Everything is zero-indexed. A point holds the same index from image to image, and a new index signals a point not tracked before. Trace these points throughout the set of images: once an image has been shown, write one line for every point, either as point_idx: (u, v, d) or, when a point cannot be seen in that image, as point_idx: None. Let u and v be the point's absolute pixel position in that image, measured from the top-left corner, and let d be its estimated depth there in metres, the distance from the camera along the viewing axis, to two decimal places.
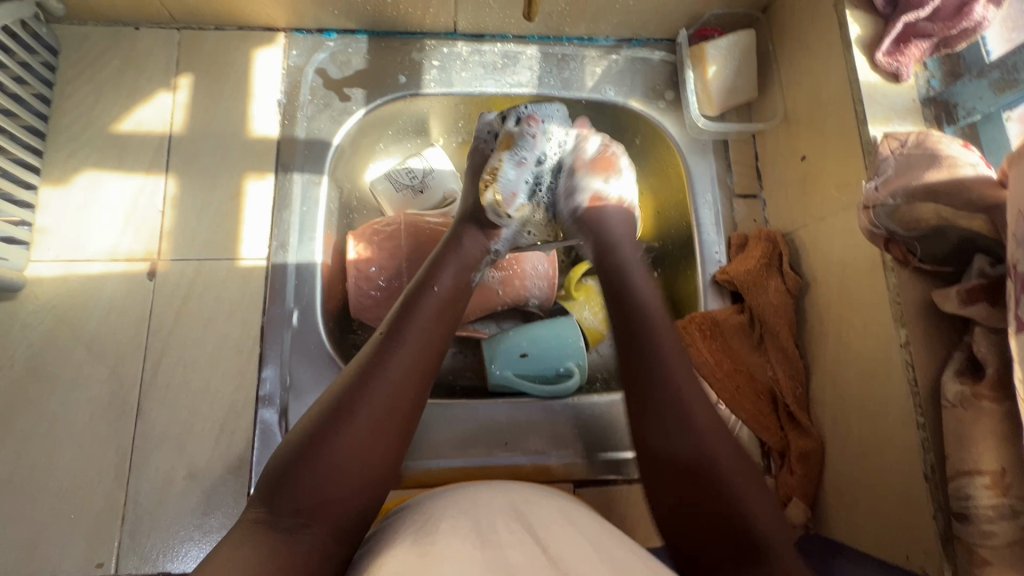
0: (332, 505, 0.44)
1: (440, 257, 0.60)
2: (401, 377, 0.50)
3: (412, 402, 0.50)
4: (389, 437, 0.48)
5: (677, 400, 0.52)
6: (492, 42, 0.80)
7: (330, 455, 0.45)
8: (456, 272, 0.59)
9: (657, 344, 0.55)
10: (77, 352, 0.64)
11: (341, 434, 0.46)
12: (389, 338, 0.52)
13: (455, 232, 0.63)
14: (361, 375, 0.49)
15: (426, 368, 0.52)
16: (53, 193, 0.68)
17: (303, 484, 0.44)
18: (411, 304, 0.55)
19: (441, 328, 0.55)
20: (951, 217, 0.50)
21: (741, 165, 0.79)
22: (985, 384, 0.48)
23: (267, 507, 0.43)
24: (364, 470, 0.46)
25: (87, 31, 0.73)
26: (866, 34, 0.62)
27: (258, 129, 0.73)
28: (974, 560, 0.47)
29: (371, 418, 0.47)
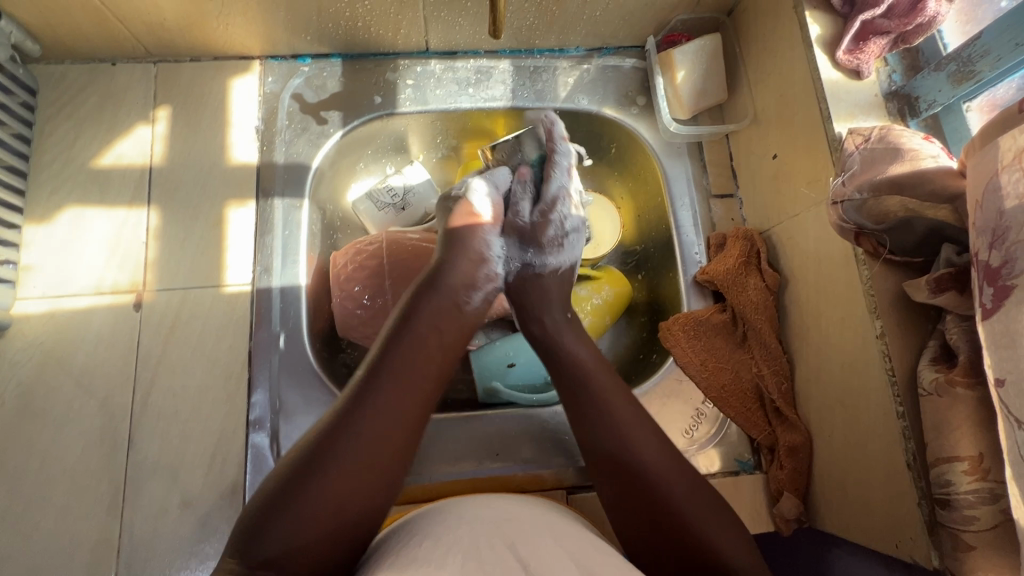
0: (304, 550, 0.44)
1: (416, 295, 0.58)
2: (383, 419, 0.49)
3: (397, 442, 0.50)
4: (369, 481, 0.47)
5: (617, 431, 0.55)
6: (464, 59, 0.81)
7: (302, 504, 0.45)
8: (439, 305, 0.58)
9: (596, 389, 0.58)
10: (67, 387, 0.65)
11: (317, 481, 0.46)
12: (368, 380, 0.51)
13: (437, 263, 0.61)
14: (341, 419, 0.49)
15: (407, 406, 0.51)
16: (37, 231, 0.69)
17: (273, 535, 0.44)
18: (392, 344, 0.54)
19: (423, 361, 0.54)
20: (917, 209, 0.51)
21: (716, 165, 0.80)
22: (958, 370, 0.48)
23: (240, 556, 0.44)
24: (341, 515, 0.46)
25: (64, 70, 0.74)
26: (826, 33, 0.63)
27: (238, 156, 0.74)
28: (959, 546, 0.47)
29: (345, 463, 0.47)
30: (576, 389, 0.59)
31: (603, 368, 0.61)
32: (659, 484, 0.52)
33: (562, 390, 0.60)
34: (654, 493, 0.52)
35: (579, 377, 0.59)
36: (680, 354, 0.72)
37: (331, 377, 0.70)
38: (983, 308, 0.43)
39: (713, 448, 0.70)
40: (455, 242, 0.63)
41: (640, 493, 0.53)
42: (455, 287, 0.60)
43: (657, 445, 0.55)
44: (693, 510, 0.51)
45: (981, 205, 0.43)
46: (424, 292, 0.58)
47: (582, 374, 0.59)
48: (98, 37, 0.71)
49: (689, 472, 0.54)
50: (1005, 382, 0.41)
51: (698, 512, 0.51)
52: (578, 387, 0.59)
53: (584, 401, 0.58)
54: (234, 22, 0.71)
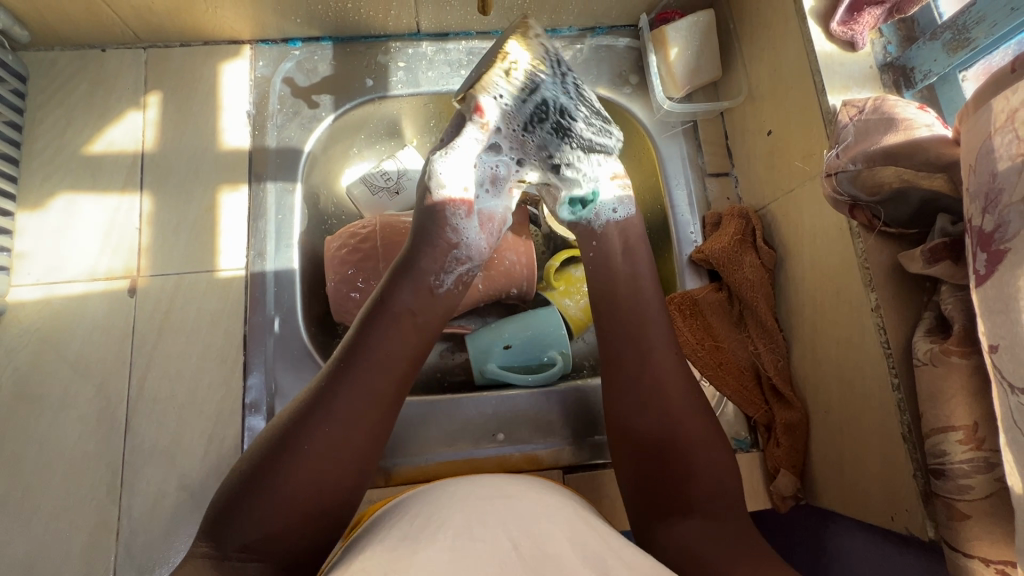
0: (278, 534, 0.46)
1: (393, 279, 0.56)
2: (355, 402, 0.50)
3: (373, 424, 0.51)
4: (343, 466, 0.49)
5: (660, 391, 0.59)
6: (456, 40, 0.80)
7: (275, 492, 0.46)
8: (415, 288, 0.56)
9: (654, 361, 0.61)
10: (63, 371, 0.65)
11: (294, 468, 0.47)
12: (339, 367, 0.51)
13: (412, 244, 0.58)
14: (314, 405, 0.50)
15: (382, 392, 0.52)
16: (30, 218, 0.69)
17: (250, 518, 0.46)
18: (366, 327, 0.53)
19: (399, 347, 0.53)
20: (913, 179, 0.51)
21: (712, 144, 0.80)
22: (953, 340, 0.48)
23: (216, 538, 0.46)
24: (319, 500, 0.48)
25: (55, 56, 0.74)
26: (820, 5, 0.63)
27: (229, 141, 0.74)
28: (954, 515, 0.47)
29: (320, 451, 0.48)
30: (618, 361, 0.61)
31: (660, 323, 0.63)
32: (683, 442, 0.57)
33: (626, 352, 0.62)
34: (668, 444, 0.57)
35: (638, 334, 0.62)
36: (677, 333, 0.71)
37: (326, 359, 0.70)
38: (977, 276, 0.43)
39: None
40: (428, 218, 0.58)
41: (650, 440, 0.58)
42: (432, 270, 0.57)
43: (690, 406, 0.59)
44: (698, 462, 0.56)
45: (974, 170, 0.43)
46: (397, 275, 0.57)
47: (633, 321, 0.62)
48: (87, 23, 0.70)
49: (709, 432, 0.58)
50: (999, 347, 0.41)
51: (703, 467, 0.56)
52: (630, 342, 0.62)
53: (639, 358, 0.61)
54: (222, 5, 0.70)
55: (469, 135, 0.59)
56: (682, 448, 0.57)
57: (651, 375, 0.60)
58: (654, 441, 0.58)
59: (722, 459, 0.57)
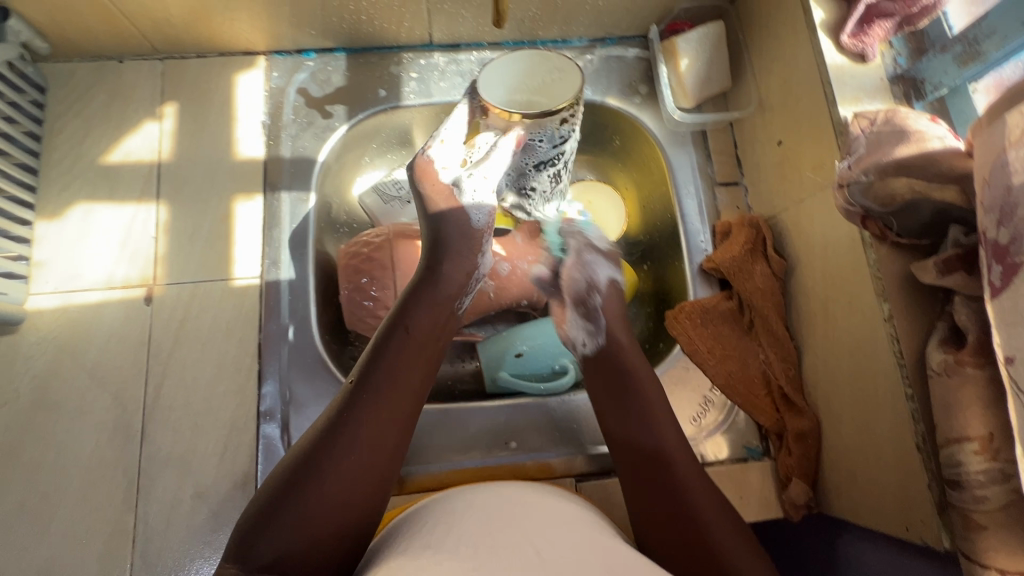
0: (304, 555, 0.45)
1: (411, 298, 0.58)
2: (376, 422, 0.50)
3: (394, 443, 0.51)
4: (366, 484, 0.49)
5: (644, 414, 0.58)
6: (468, 51, 0.81)
7: (302, 510, 0.46)
8: (433, 307, 0.58)
9: (637, 386, 0.60)
10: (80, 379, 0.66)
11: (319, 484, 0.47)
12: (357, 387, 0.52)
13: (430, 263, 0.60)
14: (336, 423, 0.50)
15: (402, 412, 0.52)
16: (48, 227, 0.70)
17: (274, 536, 0.45)
18: (383, 345, 0.55)
19: (417, 367, 0.54)
20: (924, 191, 0.51)
21: (721, 154, 0.80)
22: (967, 350, 0.48)
23: (240, 557, 0.45)
24: (342, 519, 0.47)
25: (73, 68, 0.75)
26: (830, 18, 0.63)
27: (244, 151, 0.75)
28: (970, 526, 0.47)
29: (343, 469, 0.48)
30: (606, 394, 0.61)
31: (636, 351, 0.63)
32: (672, 463, 0.55)
33: (606, 384, 0.62)
34: (661, 465, 0.55)
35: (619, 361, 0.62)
36: (686, 341, 0.72)
37: (340, 367, 0.71)
38: (992, 287, 0.43)
39: (721, 436, 0.70)
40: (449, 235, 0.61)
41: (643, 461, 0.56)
42: (450, 291, 0.60)
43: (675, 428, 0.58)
44: (694, 481, 0.54)
45: (988, 182, 0.43)
46: (415, 292, 0.59)
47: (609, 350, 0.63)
48: (106, 35, 0.71)
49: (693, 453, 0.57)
50: (1014, 359, 0.41)
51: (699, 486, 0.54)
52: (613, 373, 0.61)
53: (623, 383, 0.61)
54: (239, 17, 0.71)
55: (503, 149, 0.62)
56: (675, 467, 0.55)
57: (637, 399, 0.59)
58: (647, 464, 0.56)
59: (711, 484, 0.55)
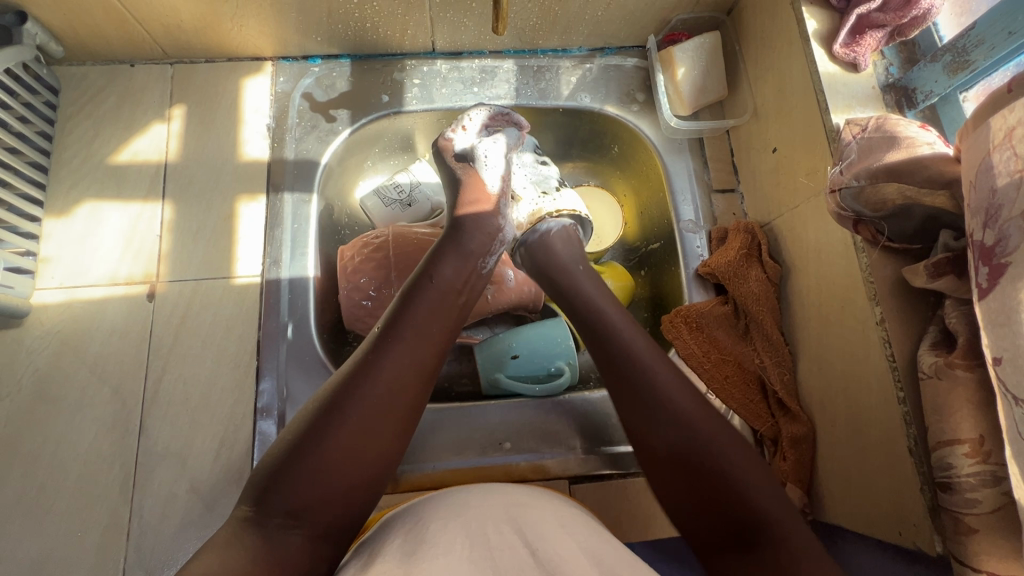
0: (323, 501, 0.47)
1: (440, 250, 0.61)
2: (404, 365, 0.52)
3: (414, 393, 0.52)
4: (388, 431, 0.50)
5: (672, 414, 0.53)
6: (469, 59, 0.83)
7: (326, 453, 0.47)
8: (455, 264, 0.60)
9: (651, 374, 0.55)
10: (81, 374, 0.66)
11: (342, 428, 0.48)
12: (386, 333, 0.54)
13: (455, 223, 0.64)
14: (364, 366, 0.51)
15: (427, 361, 0.54)
16: (56, 224, 0.71)
17: (297, 482, 0.46)
18: (410, 297, 0.57)
19: (442, 315, 0.57)
20: (915, 196, 0.51)
21: (718, 161, 0.81)
22: (957, 353, 0.48)
23: (258, 506, 0.46)
24: (363, 462, 0.48)
25: (85, 71, 0.77)
26: (823, 28, 0.65)
27: (250, 153, 0.76)
28: (962, 529, 0.47)
29: (366, 413, 0.49)
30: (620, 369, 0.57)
31: (654, 350, 0.58)
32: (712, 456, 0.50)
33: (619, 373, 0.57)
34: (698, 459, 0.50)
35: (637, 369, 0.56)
36: (683, 346, 0.72)
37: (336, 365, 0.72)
38: (979, 289, 0.44)
39: None
40: (466, 221, 0.64)
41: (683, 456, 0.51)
42: (473, 250, 0.62)
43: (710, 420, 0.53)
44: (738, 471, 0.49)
45: (974, 186, 0.44)
46: (440, 245, 0.62)
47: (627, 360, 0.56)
48: (118, 40, 0.74)
49: (736, 439, 0.52)
50: (1002, 359, 0.41)
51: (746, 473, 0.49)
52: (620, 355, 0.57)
53: (640, 387, 0.55)
54: (247, 23, 0.73)
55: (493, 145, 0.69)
56: (715, 462, 0.50)
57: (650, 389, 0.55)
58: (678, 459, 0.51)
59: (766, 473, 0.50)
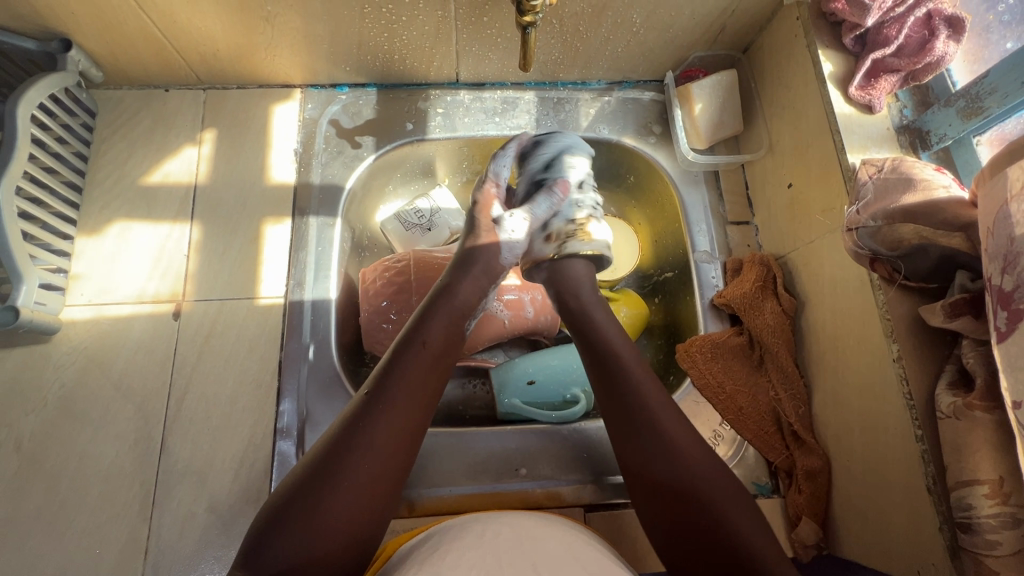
0: (314, 564, 0.47)
1: (432, 308, 0.60)
2: (392, 428, 0.52)
3: (400, 452, 0.53)
4: (376, 493, 0.51)
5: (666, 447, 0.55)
6: (492, 90, 0.86)
7: (317, 518, 0.47)
8: (444, 321, 0.59)
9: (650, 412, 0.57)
10: (106, 390, 0.68)
11: (330, 494, 0.48)
12: (373, 394, 0.54)
13: (450, 276, 0.63)
14: (349, 430, 0.52)
15: (414, 423, 0.54)
16: (88, 242, 0.73)
17: (285, 545, 0.46)
18: (398, 356, 0.56)
19: (433, 377, 0.56)
20: (931, 236, 0.53)
21: (732, 193, 0.83)
22: (975, 394, 0.49)
23: (253, 572, 0.46)
24: (352, 525, 0.49)
25: (121, 94, 0.80)
26: (838, 71, 0.67)
27: (277, 177, 0.78)
28: (983, 571, 0.47)
29: (356, 479, 0.49)
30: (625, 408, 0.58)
31: (649, 378, 0.60)
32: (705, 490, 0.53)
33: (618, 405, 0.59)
34: (687, 492, 0.54)
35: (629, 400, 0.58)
36: (698, 376, 0.73)
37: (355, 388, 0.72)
38: (998, 332, 0.45)
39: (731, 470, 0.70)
40: (458, 278, 0.62)
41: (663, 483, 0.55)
42: (462, 307, 0.61)
43: (701, 453, 0.56)
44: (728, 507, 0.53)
45: (992, 232, 0.45)
46: (433, 301, 0.61)
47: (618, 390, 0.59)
48: (156, 66, 0.76)
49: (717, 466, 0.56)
50: (1022, 404, 0.42)
51: (733, 511, 0.52)
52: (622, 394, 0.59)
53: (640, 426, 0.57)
54: (280, 53, 0.76)
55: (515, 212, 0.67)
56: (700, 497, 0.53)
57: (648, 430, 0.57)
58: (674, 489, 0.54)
59: (750, 510, 0.53)
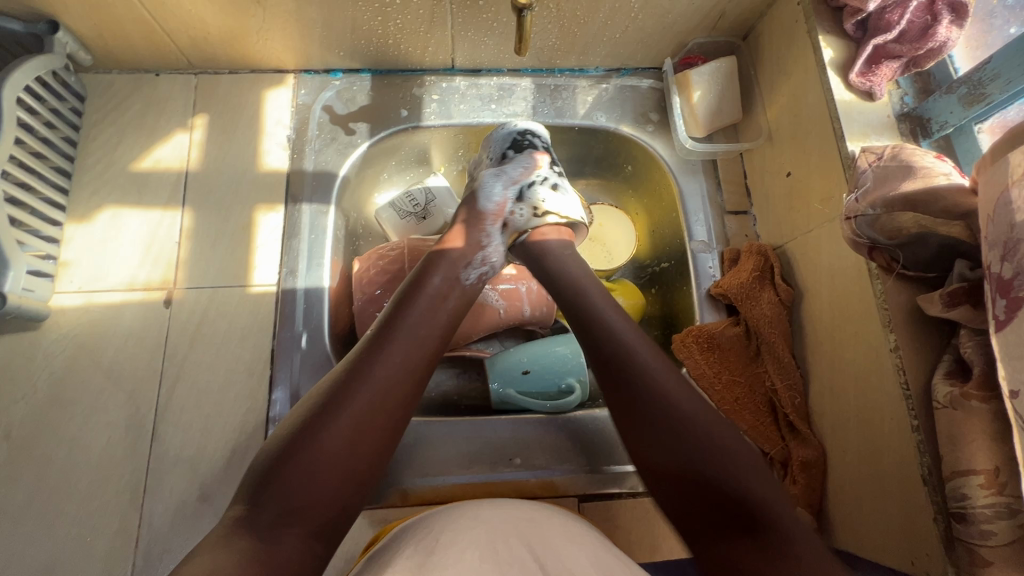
0: (315, 499, 0.46)
1: (429, 260, 0.63)
2: (397, 369, 0.53)
3: (404, 393, 0.53)
4: (378, 430, 0.51)
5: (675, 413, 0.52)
6: (488, 76, 0.84)
7: (319, 451, 0.47)
8: (443, 274, 0.62)
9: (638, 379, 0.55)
10: (97, 378, 0.67)
11: (331, 430, 0.48)
12: (380, 335, 0.55)
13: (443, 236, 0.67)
14: (354, 369, 0.52)
15: (417, 366, 0.55)
16: (77, 229, 0.72)
17: (288, 481, 0.46)
18: (403, 302, 0.58)
19: (434, 323, 0.58)
20: (931, 225, 0.52)
21: (731, 183, 0.82)
22: (972, 384, 0.49)
23: (251, 507, 0.45)
24: (352, 461, 0.49)
25: (111, 79, 0.79)
26: (839, 57, 0.66)
27: (270, 163, 0.77)
28: (976, 561, 0.47)
29: (358, 411, 0.50)
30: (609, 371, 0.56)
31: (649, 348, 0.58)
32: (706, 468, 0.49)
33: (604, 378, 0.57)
34: (692, 455, 0.50)
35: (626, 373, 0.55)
36: (694, 365, 0.73)
37: None
38: (996, 321, 0.44)
39: None
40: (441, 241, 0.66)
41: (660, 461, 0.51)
42: (456, 258, 0.64)
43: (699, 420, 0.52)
44: (747, 476, 0.48)
45: (993, 219, 0.45)
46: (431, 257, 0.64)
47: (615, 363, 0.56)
48: (146, 50, 0.75)
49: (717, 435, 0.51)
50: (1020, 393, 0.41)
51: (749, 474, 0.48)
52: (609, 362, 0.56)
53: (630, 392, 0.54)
54: (272, 36, 0.74)
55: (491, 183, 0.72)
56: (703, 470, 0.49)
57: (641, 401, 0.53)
58: (676, 465, 0.50)
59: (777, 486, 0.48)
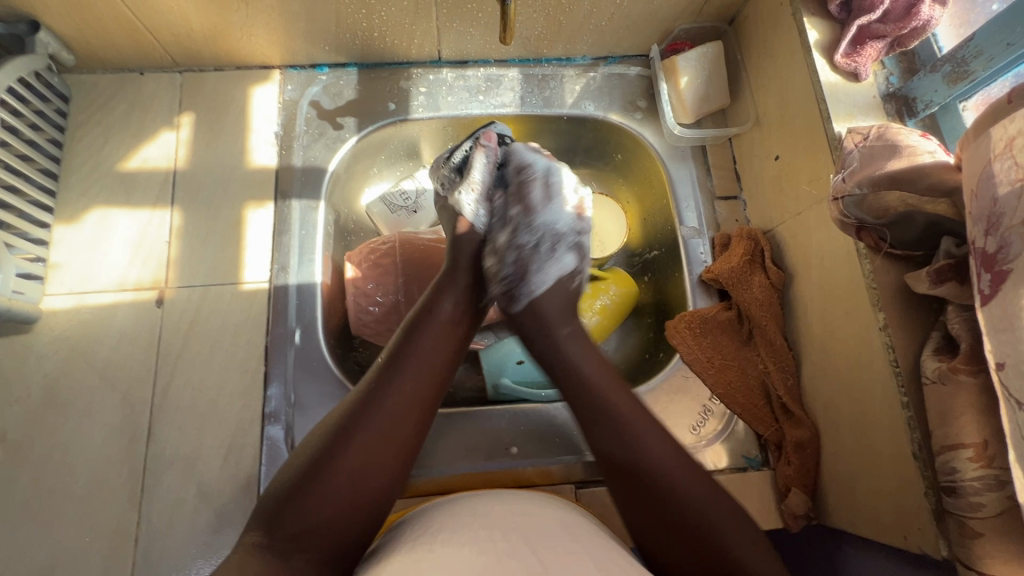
0: (323, 529, 0.47)
1: (441, 283, 0.61)
2: (406, 396, 0.53)
3: (413, 422, 0.53)
4: (387, 461, 0.51)
5: (617, 426, 0.55)
6: (475, 68, 0.84)
7: (328, 483, 0.48)
8: (456, 297, 0.60)
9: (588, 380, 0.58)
10: (90, 379, 0.67)
11: (340, 462, 0.49)
12: (390, 363, 0.54)
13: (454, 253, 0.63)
14: (362, 402, 0.52)
15: (427, 392, 0.54)
16: (66, 230, 0.72)
17: (301, 509, 0.47)
18: (412, 330, 0.57)
19: (445, 349, 0.57)
20: (917, 203, 0.52)
21: (720, 168, 0.82)
22: (960, 358, 0.49)
23: (266, 534, 0.46)
24: (360, 492, 0.49)
25: (96, 78, 0.78)
26: (824, 38, 0.66)
27: (258, 160, 0.77)
28: (966, 533, 0.48)
29: (366, 443, 0.50)
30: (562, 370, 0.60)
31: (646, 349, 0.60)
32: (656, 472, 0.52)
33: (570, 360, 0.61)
34: (641, 473, 0.53)
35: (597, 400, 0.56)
36: (687, 351, 0.73)
37: (343, 371, 0.72)
38: (981, 296, 0.44)
39: (720, 445, 0.70)
40: (461, 255, 0.63)
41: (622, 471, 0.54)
42: (470, 281, 0.62)
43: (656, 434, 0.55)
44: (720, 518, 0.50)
45: (977, 193, 0.45)
46: (443, 278, 0.62)
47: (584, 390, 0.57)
48: (130, 48, 0.75)
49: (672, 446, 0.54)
50: (1005, 365, 0.42)
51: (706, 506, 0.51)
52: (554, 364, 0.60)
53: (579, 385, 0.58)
54: (256, 32, 0.74)
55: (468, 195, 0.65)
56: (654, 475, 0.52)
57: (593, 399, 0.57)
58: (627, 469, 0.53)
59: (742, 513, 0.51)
